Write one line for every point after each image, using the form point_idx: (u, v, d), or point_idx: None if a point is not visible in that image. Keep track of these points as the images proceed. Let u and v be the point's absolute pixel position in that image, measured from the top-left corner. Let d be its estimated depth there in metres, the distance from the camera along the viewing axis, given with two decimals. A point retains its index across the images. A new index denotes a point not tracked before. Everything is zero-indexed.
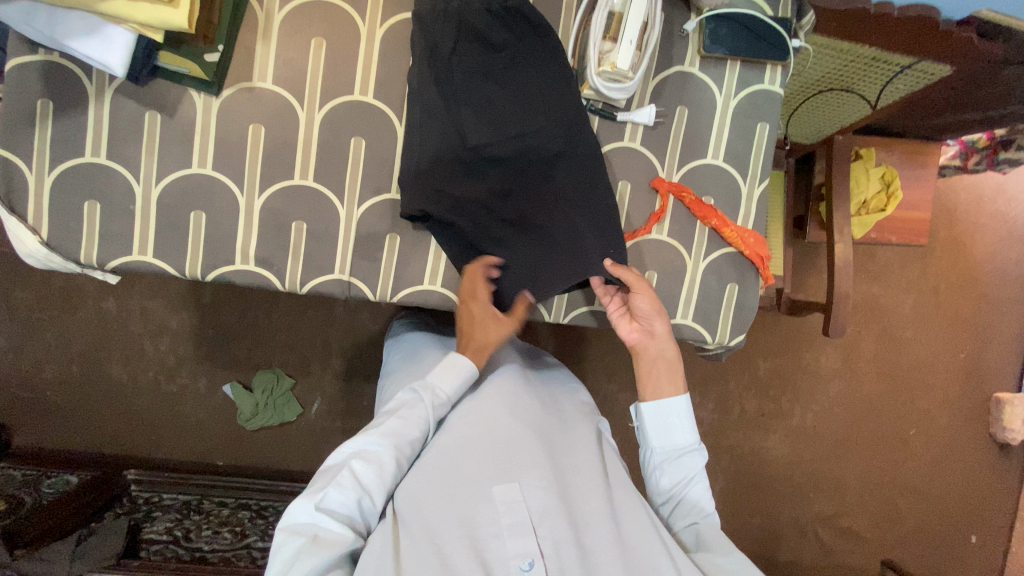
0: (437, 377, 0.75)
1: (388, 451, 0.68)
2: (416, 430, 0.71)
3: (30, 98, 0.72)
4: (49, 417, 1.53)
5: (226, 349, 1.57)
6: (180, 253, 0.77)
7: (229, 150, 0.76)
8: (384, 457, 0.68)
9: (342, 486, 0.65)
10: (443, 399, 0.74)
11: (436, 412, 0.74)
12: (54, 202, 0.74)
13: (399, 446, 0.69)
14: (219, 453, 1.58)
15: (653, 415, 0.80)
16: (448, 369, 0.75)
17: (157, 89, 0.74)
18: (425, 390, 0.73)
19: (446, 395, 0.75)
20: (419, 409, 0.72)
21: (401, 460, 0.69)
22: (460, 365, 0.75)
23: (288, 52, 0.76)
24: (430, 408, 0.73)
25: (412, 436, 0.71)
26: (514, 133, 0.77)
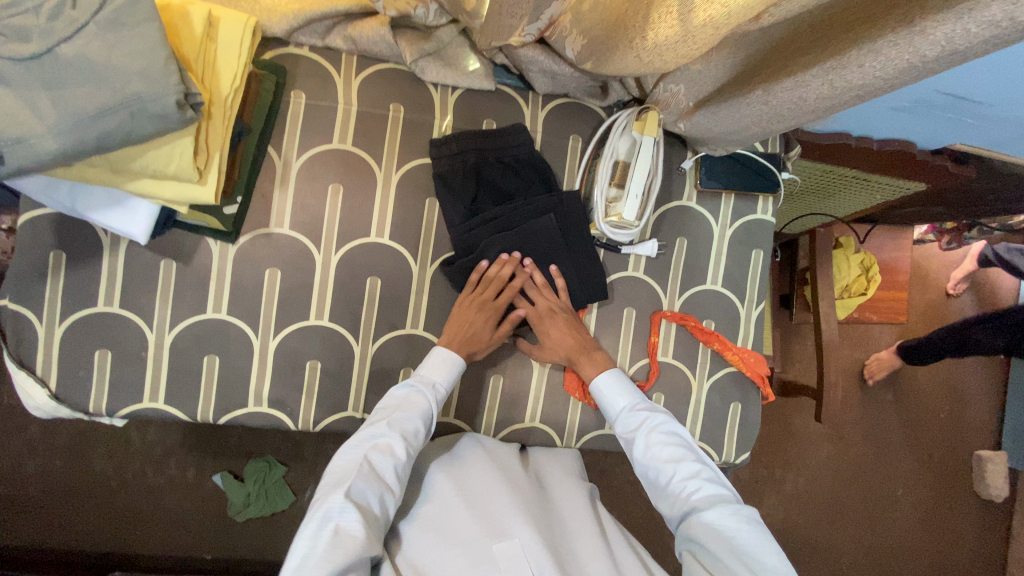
0: (438, 368, 0.77)
1: (395, 445, 0.70)
2: (417, 422, 0.73)
3: (43, 251, 0.72)
4: (30, 517, 1.47)
5: (217, 439, 1.53)
6: (192, 397, 0.77)
7: (245, 294, 0.77)
8: (394, 447, 0.70)
9: (363, 476, 0.67)
10: (442, 387, 0.77)
11: (437, 400, 0.76)
12: (63, 354, 0.74)
13: (407, 439, 0.71)
14: (209, 546, 1.53)
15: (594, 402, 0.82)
16: (441, 361, 0.77)
17: (173, 238, 0.75)
18: (423, 380, 0.76)
19: (445, 385, 0.77)
20: (420, 401, 0.75)
21: (408, 451, 0.71)
22: (450, 357, 0.77)
23: (306, 199, 0.78)
24: (431, 398, 0.75)
25: (419, 431, 0.73)
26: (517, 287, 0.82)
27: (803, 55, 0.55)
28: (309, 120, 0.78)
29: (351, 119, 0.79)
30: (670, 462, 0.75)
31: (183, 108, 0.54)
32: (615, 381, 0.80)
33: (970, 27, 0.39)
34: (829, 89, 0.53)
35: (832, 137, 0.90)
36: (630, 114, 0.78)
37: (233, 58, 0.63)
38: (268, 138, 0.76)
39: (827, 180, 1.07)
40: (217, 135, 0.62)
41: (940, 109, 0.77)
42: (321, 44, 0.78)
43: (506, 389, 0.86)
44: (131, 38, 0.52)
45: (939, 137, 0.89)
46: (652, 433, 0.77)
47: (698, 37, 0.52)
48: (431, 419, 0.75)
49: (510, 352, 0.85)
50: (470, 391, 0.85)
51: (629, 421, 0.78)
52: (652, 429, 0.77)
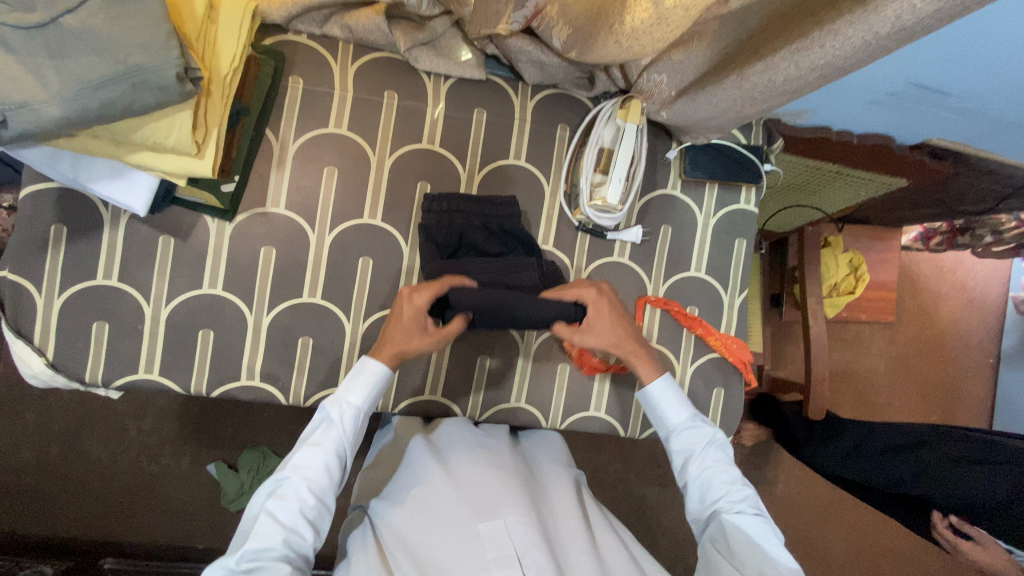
0: (356, 392, 0.75)
1: (300, 488, 0.69)
2: (325, 457, 0.71)
3: (45, 225, 0.75)
4: (24, 503, 1.49)
5: (210, 430, 1.55)
6: (185, 370, 0.79)
7: (240, 270, 0.79)
8: (299, 493, 0.69)
9: (263, 531, 0.65)
10: (356, 412, 0.75)
11: (350, 428, 0.74)
12: (61, 324, 0.76)
13: (310, 479, 0.70)
14: (201, 536, 1.54)
15: (646, 411, 0.83)
16: (355, 380, 0.74)
17: (171, 215, 0.77)
18: (331, 409, 0.73)
19: (361, 406, 0.75)
20: (327, 436, 0.72)
21: (315, 492, 0.70)
22: (371, 373, 0.74)
23: (301, 180, 0.81)
24: (342, 428, 0.74)
25: (329, 467, 0.71)
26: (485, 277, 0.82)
27: (773, 40, 0.58)
28: (307, 104, 0.81)
29: (346, 105, 0.82)
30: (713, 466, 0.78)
31: (182, 82, 0.57)
32: (675, 392, 0.81)
33: (914, 5, 0.42)
34: (796, 71, 0.56)
35: (813, 132, 0.94)
36: (614, 104, 0.82)
37: (233, 39, 0.67)
38: (265, 120, 0.79)
39: (812, 176, 1.10)
40: (215, 112, 0.65)
41: (914, 101, 0.79)
42: (319, 32, 0.81)
43: (493, 370, 0.88)
44: (135, 13, 0.56)
45: (917, 132, 0.92)
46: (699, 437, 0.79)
47: (671, 19, 0.55)
48: (344, 449, 0.74)
49: (498, 333, 0.87)
50: (457, 371, 0.87)
51: (683, 421, 0.81)
52: (708, 445, 0.79)
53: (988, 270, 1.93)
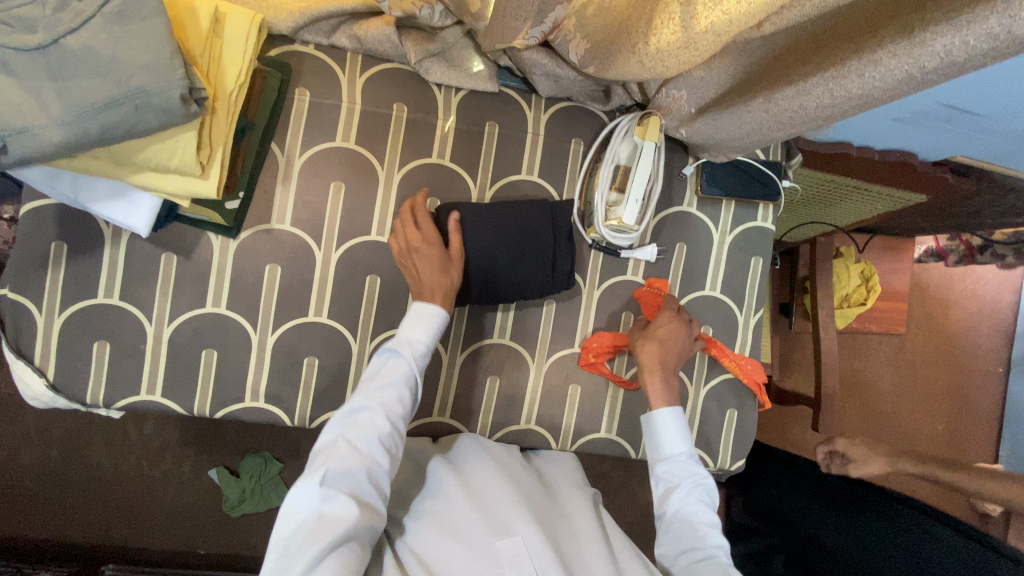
0: (412, 326, 0.73)
1: (375, 416, 0.66)
2: (399, 391, 0.70)
3: (45, 242, 0.73)
4: (25, 507, 1.48)
5: (211, 436, 1.53)
6: (189, 391, 0.77)
7: (244, 289, 0.77)
8: (376, 420, 0.66)
9: (342, 457, 0.63)
10: (424, 350, 0.73)
11: (420, 366, 0.72)
12: (62, 344, 0.74)
13: (388, 409, 0.67)
14: (203, 542, 1.53)
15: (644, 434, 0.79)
16: (420, 320, 0.73)
17: (174, 232, 0.75)
18: (401, 346, 0.72)
19: (427, 346, 0.73)
20: (401, 367, 0.70)
21: (391, 419, 0.67)
22: (429, 314, 0.73)
23: (307, 195, 0.78)
24: (412, 363, 0.72)
25: (399, 395, 0.69)
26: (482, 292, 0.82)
27: (805, 64, 0.55)
28: (314, 117, 0.78)
29: (354, 118, 0.79)
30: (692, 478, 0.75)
31: (187, 103, 0.54)
32: (679, 423, 0.77)
33: (967, 40, 0.40)
34: (829, 98, 0.54)
35: (833, 147, 0.91)
36: (631, 120, 0.79)
37: (238, 54, 0.64)
38: (271, 134, 0.77)
39: (829, 189, 1.07)
40: (220, 130, 0.63)
41: (940, 120, 0.77)
42: (327, 42, 0.78)
43: (503, 390, 0.86)
44: (136, 32, 0.53)
45: (940, 149, 0.89)
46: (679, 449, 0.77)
47: (699, 44, 0.52)
48: (415, 381, 0.72)
49: (507, 352, 0.86)
50: (466, 391, 0.85)
51: (670, 422, 0.77)
52: (696, 485, 0.75)
53: (998, 278, 1.91)
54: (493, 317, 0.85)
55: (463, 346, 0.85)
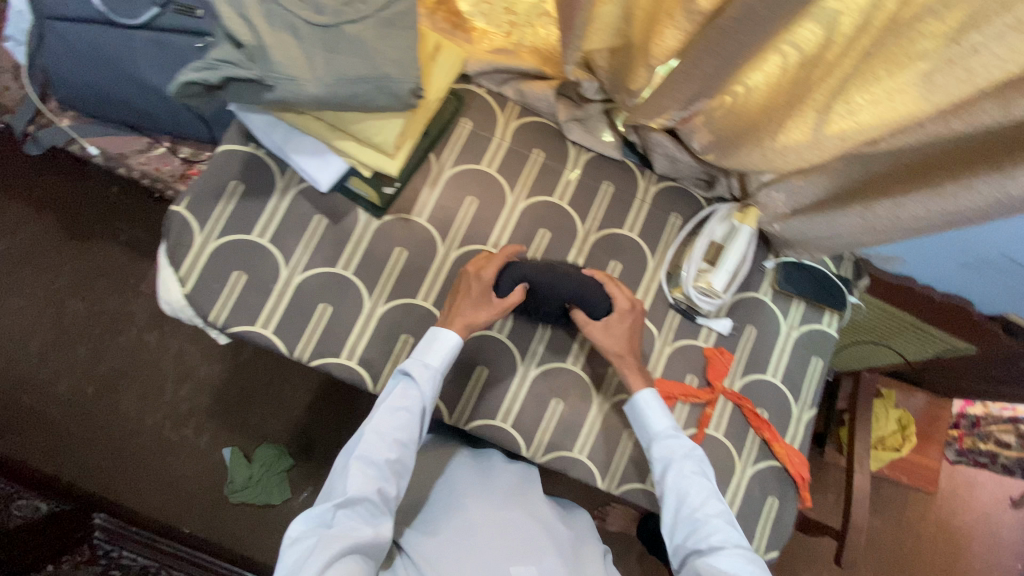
0: (426, 352, 0.82)
1: (387, 437, 0.77)
2: (409, 413, 0.79)
3: (228, 179, 0.86)
4: (45, 434, 1.53)
5: (239, 415, 1.56)
6: (295, 335, 0.85)
7: (371, 261, 0.88)
8: (387, 443, 0.77)
9: (359, 480, 0.74)
10: (436, 372, 0.81)
11: (431, 387, 0.81)
12: (209, 264, 0.84)
13: (398, 434, 0.78)
14: (190, 520, 1.50)
15: (630, 418, 0.88)
16: (435, 351, 0.81)
17: (333, 199, 0.88)
18: (413, 371, 0.80)
19: (437, 369, 0.82)
20: (409, 393, 0.80)
21: (400, 441, 0.78)
22: (444, 342, 0.81)
23: (445, 200, 0.92)
24: (422, 387, 0.80)
25: (408, 413, 0.79)
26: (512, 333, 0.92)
27: (903, 184, 0.67)
28: (469, 141, 0.94)
29: (499, 150, 0.94)
30: (705, 506, 0.79)
31: (412, 97, 0.69)
32: (658, 404, 0.85)
33: None
34: (923, 212, 0.65)
35: (900, 278, 1.03)
36: (731, 207, 0.92)
37: (444, 78, 0.81)
38: (433, 146, 0.92)
39: (887, 322, 1.17)
40: (414, 128, 0.78)
41: (997, 268, 0.87)
42: (495, 90, 0.96)
43: (564, 416, 0.90)
44: (400, 36, 0.69)
45: (999, 301, 0.97)
46: (685, 480, 0.80)
47: (824, 145, 0.65)
48: (424, 405, 0.81)
49: (577, 380, 0.92)
50: (531, 407, 0.90)
51: (664, 443, 0.83)
52: (686, 456, 0.82)
53: None
54: (571, 346, 0.93)
55: (538, 364, 0.91)
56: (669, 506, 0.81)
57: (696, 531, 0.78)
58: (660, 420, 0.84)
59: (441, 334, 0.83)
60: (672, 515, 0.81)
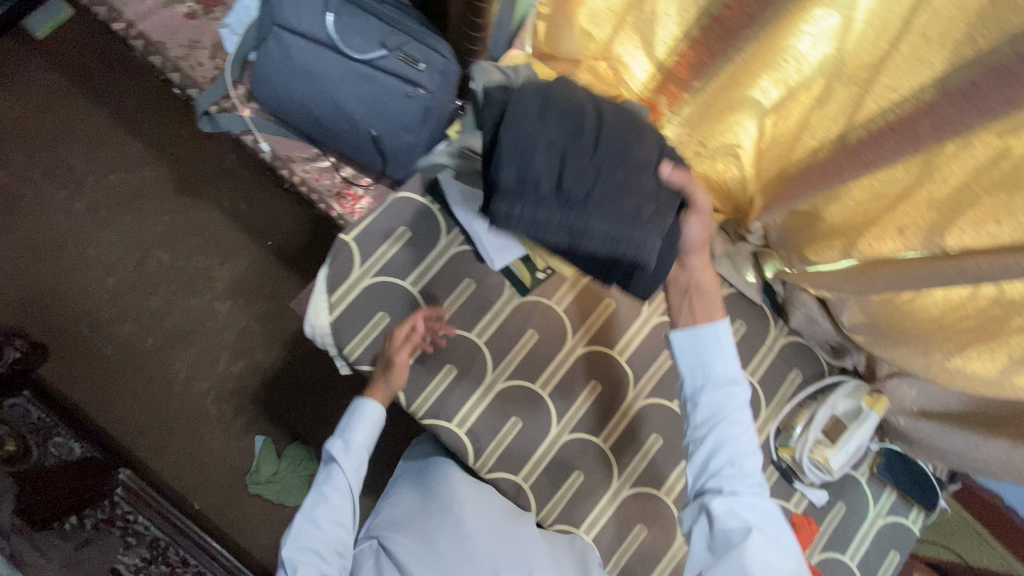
0: (352, 429, 0.90)
1: (326, 517, 0.85)
2: (338, 492, 0.87)
3: (398, 224, 0.90)
4: (94, 371, 1.54)
5: (282, 408, 1.56)
6: (415, 388, 0.88)
7: (504, 336, 0.91)
8: (324, 522, 0.85)
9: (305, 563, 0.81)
10: (359, 448, 0.90)
11: (351, 461, 0.89)
12: (358, 298, 0.88)
13: (332, 512, 0.86)
14: (204, 497, 1.49)
15: (684, 345, 0.78)
16: (353, 427, 0.89)
17: (485, 269, 0.92)
18: (336, 451, 0.89)
19: (360, 443, 0.90)
20: (336, 476, 0.88)
21: (336, 517, 0.86)
22: (362, 418, 0.89)
23: (585, 297, 0.94)
24: (342, 464, 0.88)
25: (343, 490, 0.88)
26: (581, 193, 0.58)
27: None
28: None
29: None
30: (746, 458, 0.75)
31: None
32: (728, 342, 0.76)
33: None
34: None
35: None
36: (859, 385, 0.94)
37: None
38: None
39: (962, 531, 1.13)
40: None
41: None
42: None
43: (644, 543, 0.90)
44: None
45: None
46: (737, 430, 0.75)
47: (1009, 384, 0.70)
48: (351, 480, 0.89)
49: (664, 512, 0.91)
50: (614, 523, 0.90)
51: (714, 383, 0.76)
52: (738, 404, 0.76)
53: None
54: (668, 474, 0.92)
55: (632, 483, 0.91)
56: (702, 447, 0.77)
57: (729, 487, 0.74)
58: (727, 355, 0.76)
59: (365, 409, 0.90)
60: (705, 459, 0.76)
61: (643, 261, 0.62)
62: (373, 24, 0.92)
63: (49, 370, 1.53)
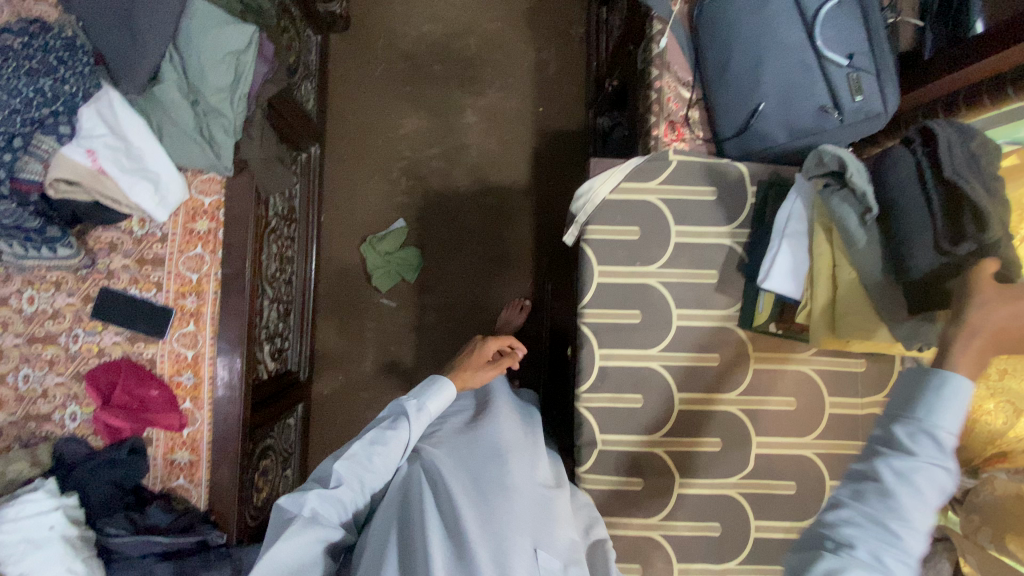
0: (429, 395, 0.96)
1: (381, 456, 0.86)
2: (398, 439, 0.88)
3: (715, 184, 0.91)
4: (355, 70, 1.72)
5: (434, 220, 1.71)
6: (603, 301, 0.90)
7: (696, 338, 0.91)
8: (377, 456, 0.85)
9: (341, 484, 0.82)
10: (428, 412, 0.94)
11: (418, 420, 0.92)
12: (637, 202, 0.91)
13: (386, 454, 0.86)
14: (332, 219, 1.69)
15: (908, 376, 0.52)
16: (435, 392, 0.97)
17: (735, 280, 0.91)
18: (410, 404, 0.93)
19: (431, 409, 0.95)
20: (401, 425, 0.90)
21: (388, 462, 0.86)
22: (442, 390, 0.97)
23: (778, 378, 0.92)
24: (411, 420, 0.91)
25: (403, 440, 0.89)
26: (948, 172, 0.65)
27: None
28: (842, 375, 0.93)
29: (847, 406, 0.93)
30: (915, 529, 0.48)
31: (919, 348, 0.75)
32: (961, 398, 0.49)
33: None
34: None
35: None
36: None
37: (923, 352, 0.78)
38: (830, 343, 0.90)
39: None
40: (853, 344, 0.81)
41: None
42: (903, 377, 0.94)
43: None
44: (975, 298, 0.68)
45: None
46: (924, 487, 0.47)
47: None
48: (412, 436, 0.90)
49: None
50: (623, 541, 0.91)
51: (925, 431, 0.49)
52: (937, 466, 0.48)
53: None
54: (695, 557, 0.90)
55: (664, 532, 0.91)
56: (859, 478, 0.51)
57: (867, 539, 0.48)
58: (951, 413, 0.49)
59: (446, 384, 0.99)
60: (858, 495, 0.50)
61: (992, 222, 0.62)
62: (852, 32, 0.92)
63: (333, 42, 1.71)
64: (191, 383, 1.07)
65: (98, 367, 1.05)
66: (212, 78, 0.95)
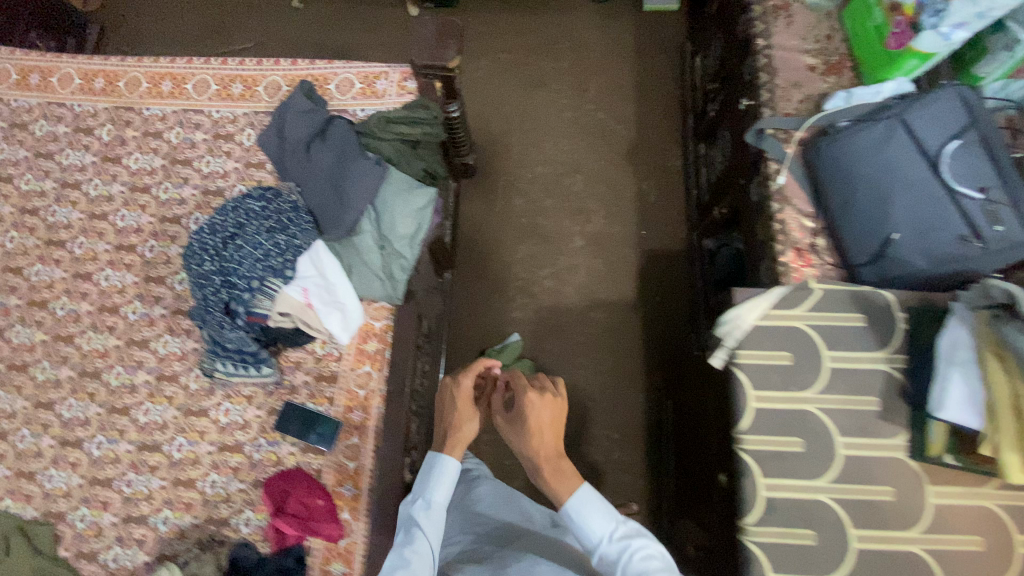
0: (431, 489, 1.04)
1: (415, 570, 0.94)
2: (421, 543, 0.97)
3: (862, 311, 0.95)
4: (479, 206, 1.97)
5: (549, 335, 1.82)
6: (762, 428, 0.91)
7: (864, 467, 0.89)
8: (412, 570, 0.94)
9: None
10: (434, 504, 1.03)
11: (427, 513, 1.02)
12: (785, 329, 0.95)
13: (419, 567, 0.94)
14: (456, 335, 1.84)
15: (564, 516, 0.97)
16: (436, 476, 1.05)
17: (897, 407, 0.91)
18: (416, 504, 1.03)
19: (435, 497, 1.03)
20: (419, 530, 0.99)
21: (421, 570, 0.94)
22: (443, 471, 1.04)
23: (964, 516, 0.86)
24: (423, 519, 1.01)
25: (425, 550, 0.97)
26: None
27: None
28: None
29: None
30: (649, 556, 0.91)
31: None
32: (590, 497, 0.97)
33: None
34: None
35: None
36: None
37: None
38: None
39: None
40: None
41: None
42: None
43: None
44: None
45: None
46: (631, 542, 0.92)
47: None
48: (430, 534, 0.99)
49: None
50: None
51: (595, 523, 0.95)
52: (625, 527, 0.94)
53: None
54: None
55: None
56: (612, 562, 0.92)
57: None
58: (586, 512, 0.95)
59: (444, 465, 1.05)
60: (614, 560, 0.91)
61: None
62: (976, 168, 1.00)
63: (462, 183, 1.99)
64: (351, 494, 1.16)
65: (273, 475, 1.16)
66: (401, 228, 1.18)
